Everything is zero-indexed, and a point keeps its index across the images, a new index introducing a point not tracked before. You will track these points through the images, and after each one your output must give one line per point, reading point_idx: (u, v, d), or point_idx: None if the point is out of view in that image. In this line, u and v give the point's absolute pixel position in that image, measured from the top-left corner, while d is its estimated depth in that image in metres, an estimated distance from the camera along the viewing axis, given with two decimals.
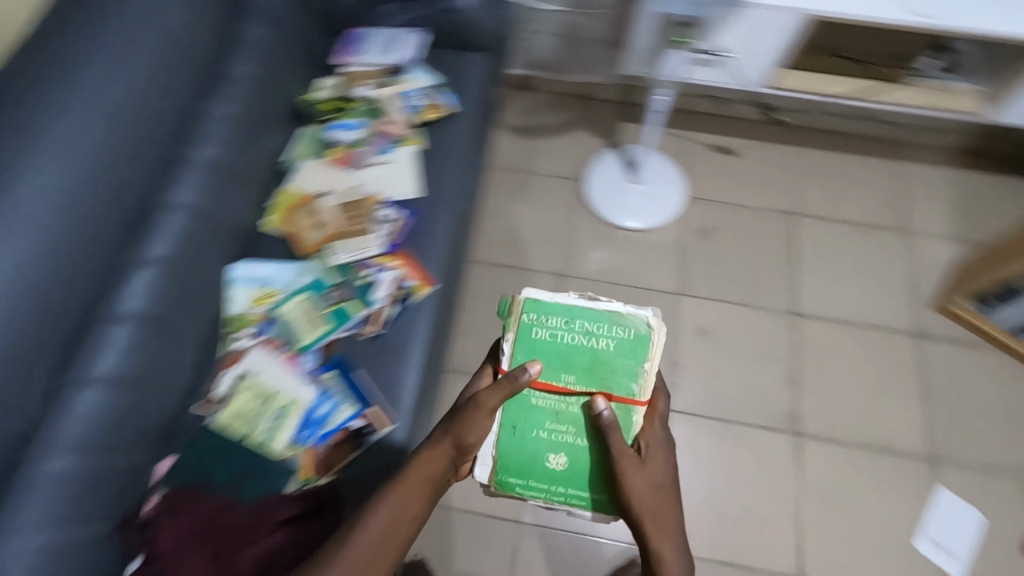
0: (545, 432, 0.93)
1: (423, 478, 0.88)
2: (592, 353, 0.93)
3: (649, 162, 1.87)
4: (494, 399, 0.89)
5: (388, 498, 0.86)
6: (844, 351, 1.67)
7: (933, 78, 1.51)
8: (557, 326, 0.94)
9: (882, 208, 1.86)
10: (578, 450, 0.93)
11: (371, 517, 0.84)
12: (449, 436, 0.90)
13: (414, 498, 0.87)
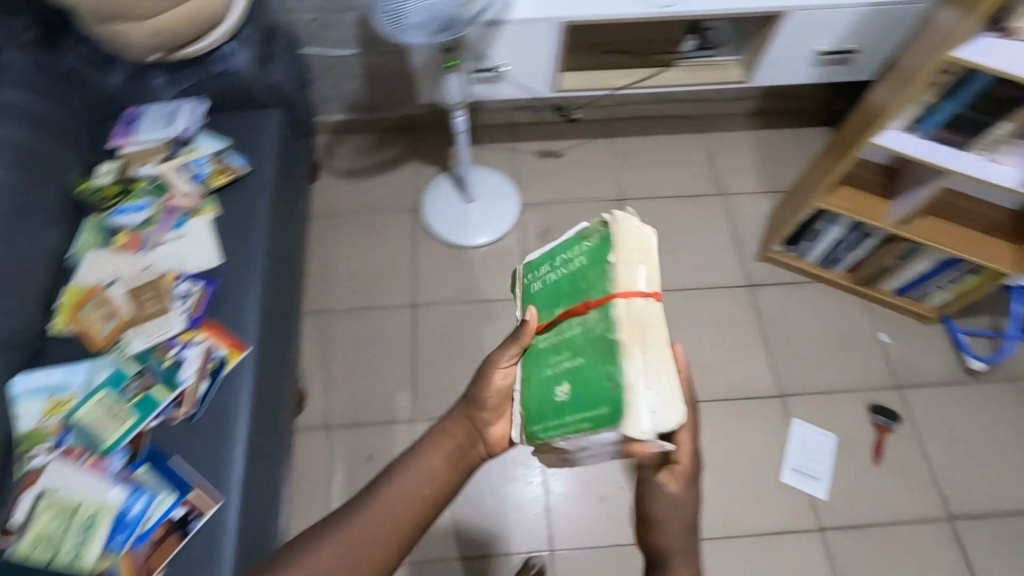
0: (550, 367, 0.79)
1: (444, 446, 0.87)
2: (577, 275, 0.81)
3: (480, 180, 1.94)
4: (506, 356, 0.86)
5: (410, 462, 0.85)
6: (688, 315, 1.79)
7: (695, 57, 1.68)
8: (544, 272, 0.86)
9: (697, 179, 2.03)
10: (581, 370, 0.76)
11: (394, 479, 0.84)
12: (469, 397, 0.90)
13: (433, 467, 0.85)
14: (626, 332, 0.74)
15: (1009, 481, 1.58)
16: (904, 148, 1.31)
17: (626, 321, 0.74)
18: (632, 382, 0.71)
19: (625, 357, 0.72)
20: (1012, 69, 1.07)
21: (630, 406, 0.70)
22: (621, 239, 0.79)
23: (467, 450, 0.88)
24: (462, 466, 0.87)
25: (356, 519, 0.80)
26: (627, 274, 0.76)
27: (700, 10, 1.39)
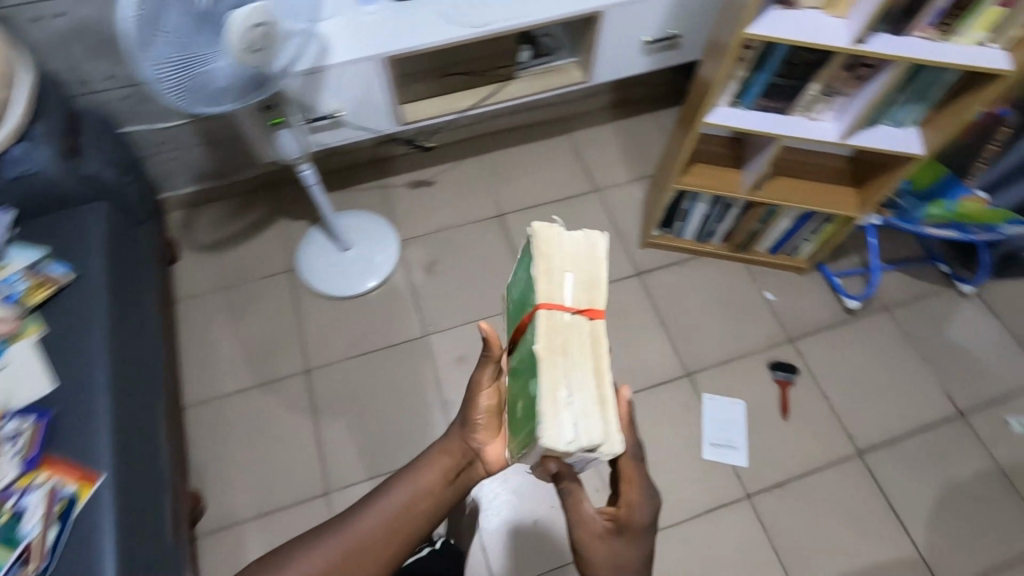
0: (516, 385, 0.82)
1: (439, 465, 0.93)
2: (523, 289, 0.83)
3: (354, 227, 1.88)
4: (485, 377, 0.89)
5: (409, 475, 0.94)
6: None
7: (534, 65, 1.69)
8: (509, 295, 0.89)
9: (571, 180, 2.06)
10: (522, 388, 0.78)
11: (393, 490, 0.94)
12: (461, 419, 0.92)
13: (428, 483, 0.93)
14: (549, 344, 0.75)
15: (904, 404, 1.68)
16: (734, 122, 1.36)
17: (548, 332, 0.75)
18: (555, 394, 0.72)
19: (546, 369, 0.73)
20: (802, 37, 1.14)
21: (551, 417, 0.70)
22: (546, 250, 0.79)
23: (462, 470, 0.93)
24: (458, 486, 0.93)
25: (356, 527, 0.92)
26: (550, 285, 0.77)
27: (519, 24, 1.41)
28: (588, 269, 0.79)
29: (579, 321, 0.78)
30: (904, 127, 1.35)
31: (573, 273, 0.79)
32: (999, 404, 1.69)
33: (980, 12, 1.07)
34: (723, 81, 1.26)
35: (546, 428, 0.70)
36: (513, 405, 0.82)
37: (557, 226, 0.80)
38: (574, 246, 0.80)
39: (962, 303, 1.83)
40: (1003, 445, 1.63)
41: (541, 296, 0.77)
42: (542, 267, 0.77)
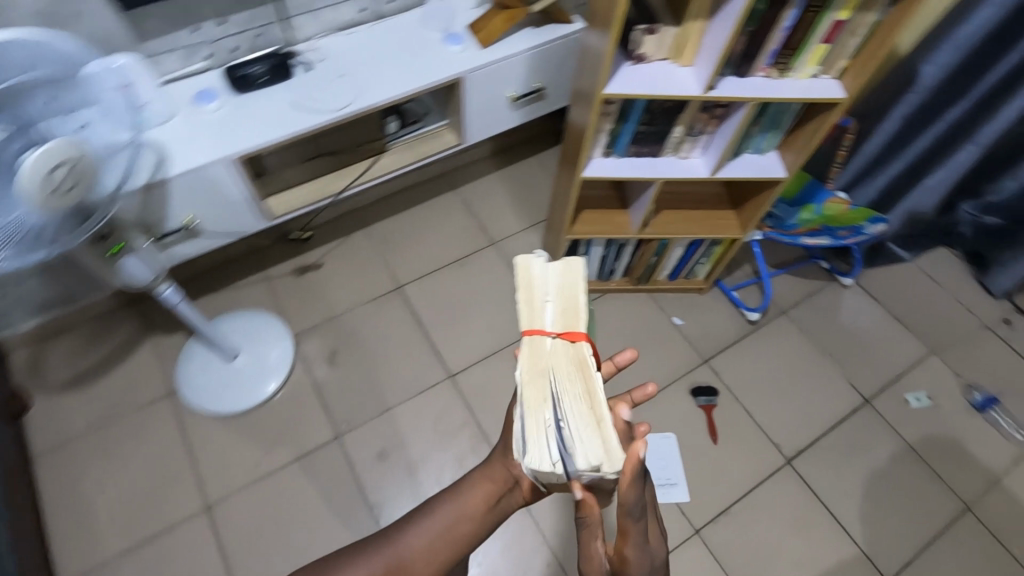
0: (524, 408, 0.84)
1: (483, 489, 0.91)
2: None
3: (238, 331, 1.71)
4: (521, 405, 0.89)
5: (454, 495, 0.91)
6: (506, 378, 1.74)
7: (405, 134, 1.63)
8: None
9: (467, 236, 1.99)
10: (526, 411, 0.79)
11: (439, 508, 0.90)
12: (502, 445, 0.92)
13: (474, 505, 0.90)
14: (531, 369, 0.77)
15: (816, 403, 1.75)
16: (610, 171, 1.37)
17: (530, 357, 0.77)
18: (539, 414, 0.74)
19: (527, 393, 0.76)
20: (656, 90, 1.16)
21: (531, 438, 0.73)
22: (526, 278, 0.80)
23: (503, 495, 0.91)
24: (499, 511, 0.91)
25: (405, 542, 0.87)
26: (529, 313, 0.79)
27: (378, 102, 1.35)
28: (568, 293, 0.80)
29: (562, 345, 0.78)
30: (764, 154, 1.42)
31: (553, 297, 0.80)
32: (896, 383, 1.80)
33: (810, 50, 1.13)
34: (592, 137, 1.26)
35: (528, 449, 0.73)
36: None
37: (535, 257, 0.80)
38: (555, 271, 0.81)
39: (846, 294, 1.95)
40: (907, 423, 1.74)
41: (525, 321, 0.79)
42: (520, 294, 0.78)
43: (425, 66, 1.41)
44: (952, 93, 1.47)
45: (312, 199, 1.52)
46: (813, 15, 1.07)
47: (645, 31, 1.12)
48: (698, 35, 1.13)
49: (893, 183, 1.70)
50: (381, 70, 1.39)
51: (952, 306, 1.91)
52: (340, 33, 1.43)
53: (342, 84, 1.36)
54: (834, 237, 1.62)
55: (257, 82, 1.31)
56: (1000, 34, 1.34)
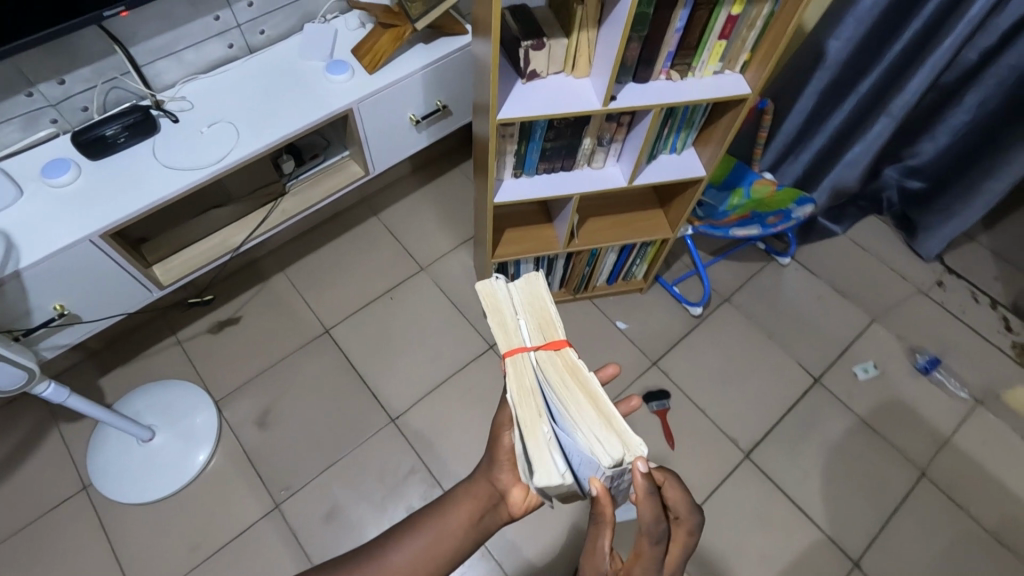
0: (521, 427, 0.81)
1: (469, 505, 0.85)
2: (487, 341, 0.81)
3: (153, 407, 1.57)
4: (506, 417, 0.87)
5: (435, 513, 0.84)
6: (452, 413, 1.65)
7: (305, 173, 1.49)
8: None
9: (393, 265, 1.88)
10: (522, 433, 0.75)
11: (421, 525, 0.83)
12: (488, 459, 0.87)
13: (456, 522, 0.83)
14: (520, 386, 0.74)
15: (767, 390, 1.73)
16: (524, 194, 1.28)
17: (517, 374, 0.74)
18: (539, 428, 0.70)
19: (523, 410, 0.72)
20: (553, 108, 1.07)
21: (538, 453, 0.68)
22: (493, 302, 0.78)
23: (488, 510, 0.85)
24: (483, 529, 0.84)
25: (384, 561, 0.79)
26: (505, 332, 0.76)
27: (259, 148, 1.22)
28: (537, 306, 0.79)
29: (546, 356, 0.76)
30: (681, 153, 1.36)
31: (526, 312, 0.78)
32: (843, 358, 1.79)
33: (708, 47, 1.06)
34: (494, 158, 1.17)
35: (537, 467, 0.68)
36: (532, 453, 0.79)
37: (495, 278, 0.79)
38: (518, 289, 0.80)
39: (785, 273, 1.93)
40: (858, 397, 1.73)
41: (503, 345, 0.77)
42: (492, 316, 0.77)
43: (308, 101, 1.29)
44: (861, 66, 1.42)
45: (206, 260, 1.38)
46: (705, 11, 1.00)
47: (531, 47, 1.02)
48: (589, 44, 1.04)
49: (819, 157, 1.67)
50: (260, 111, 1.26)
51: (888, 271, 1.90)
52: (210, 74, 1.29)
53: (215, 133, 1.22)
54: (764, 226, 1.56)
55: (115, 143, 1.16)
56: (901, 1, 1.28)
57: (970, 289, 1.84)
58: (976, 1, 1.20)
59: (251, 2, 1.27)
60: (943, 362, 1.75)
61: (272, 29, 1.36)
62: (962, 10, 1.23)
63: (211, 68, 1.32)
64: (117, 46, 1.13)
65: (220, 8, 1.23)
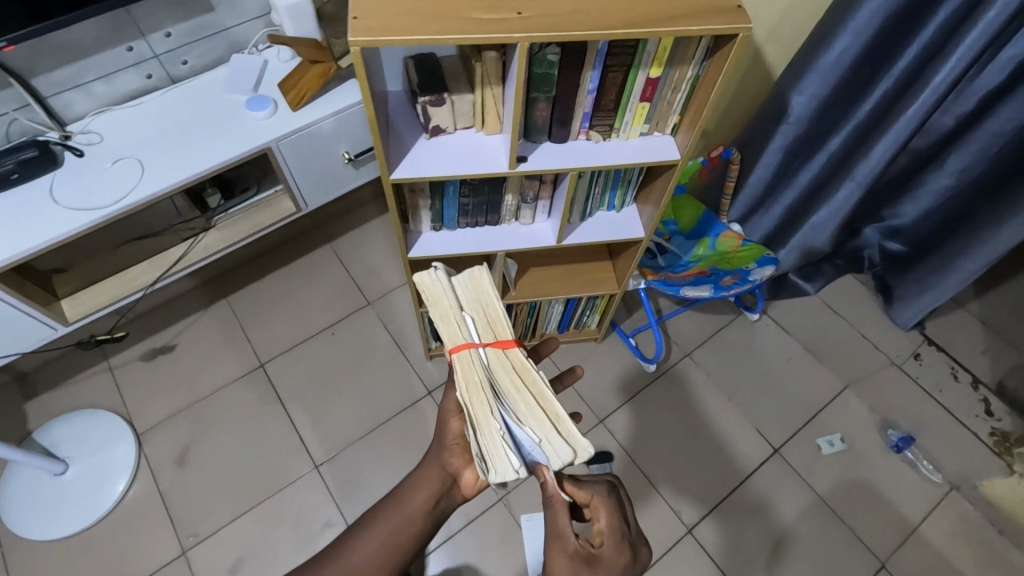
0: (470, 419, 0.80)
1: (421, 494, 0.85)
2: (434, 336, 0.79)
3: (72, 438, 1.52)
4: (451, 405, 0.85)
5: (393, 505, 0.85)
6: (380, 462, 1.57)
7: (234, 207, 1.42)
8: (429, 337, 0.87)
9: (340, 298, 1.80)
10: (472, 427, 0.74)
11: (377, 519, 0.84)
12: (434, 446, 0.88)
13: (414, 511, 0.84)
14: (469, 384, 0.72)
15: (720, 459, 1.60)
16: (440, 248, 1.20)
17: (464, 371, 0.72)
18: (490, 425, 0.69)
19: (473, 406, 0.71)
20: (455, 167, 0.98)
21: (493, 450, 0.68)
22: (438, 296, 0.76)
23: (444, 495, 0.86)
24: (442, 512, 0.86)
25: (344, 560, 0.81)
26: (449, 328, 0.75)
27: (162, 188, 1.15)
28: (482, 302, 0.77)
29: (494, 354, 0.74)
30: (620, 211, 1.26)
31: (474, 306, 0.76)
32: (808, 427, 1.65)
33: (629, 109, 0.96)
34: (400, 223, 1.11)
35: (491, 464, 0.67)
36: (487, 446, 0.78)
37: (436, 271, 0.76)
38: (463, 283, 0.78)
39: (755, 329, 1.79)
40: (818, 473, 1.59)
41: (449, 340, 0.75)
42: (434, 312, 0.75)
43: (222, 138, 1.22)
44: (831, 120, 1.28)
45: (117, 296, 1.31)
46: (619, 73, 0.90)
47: (429, 102, 0.93)
48: (496, 101, 0.95)
49: (790, 214, 1.53)
50: (170, 147, 1.20)
51: (866, 335, 1.74)
52: (124, 106, 1.24)
53: (118, 170, 1.16)
54: (717, 287, 1.44)
55: (8, 179, 1.11)
56: (870, 57, 1.14)
57: (950, 364, 1.68)
58: (941, 69, 1.06)
59: (168, 33, 1.21)
60: (915, 440, 1.60)
61: (196, 59, 1.29)
62: (928, 77, 1.09)
63: (128, 99, 1.27)
64: (11, 79, 1.09)
65: (133, 38, 1.18)
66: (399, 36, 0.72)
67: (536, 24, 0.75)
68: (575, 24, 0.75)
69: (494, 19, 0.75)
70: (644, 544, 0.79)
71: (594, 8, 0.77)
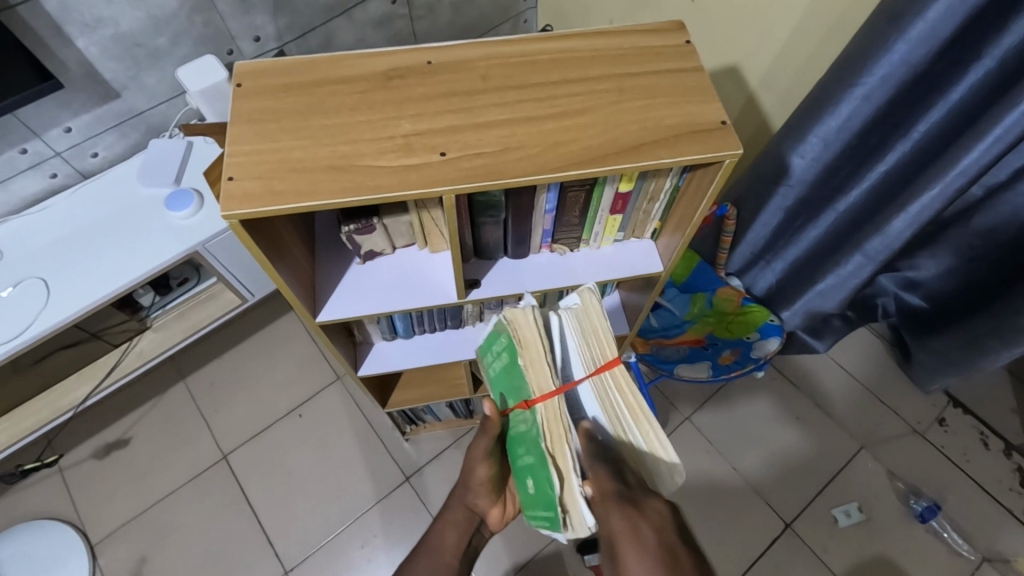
0: (523, 462, 0.68)
1: (454, 534, 0.77)
2: (508, 372, 0.69)
3: (20, 557, 1.41)
4: (480, 449, 0.74)
5: (422, 551, 0.75)
6: (352, 562, 1.44)
7: (172, 301, 1.28)
8: (492, 361, 0.74)
9: (308, 373, 1.66)
10: (530, 473, 0.66)
11: (413, 560, 0.75)
12: (460, 480, 0.78)
13: (449, 553, 0.75)
14: (553, 436, 0.62)
15: (729, 538, 1.42)
16: (393, 362, 1.05)
17: (549, 423, 0.63)
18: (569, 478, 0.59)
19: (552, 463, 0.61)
20: (396, 302, 0.81)
21: (570, 504, 0.59)
22: (529, 338, 0.65)
23: (473, 535, 0.79)
24: (471, 551, 0.79)
25: None
26: (538, 371, 0.64)
27: (72, 314, 1.00)
28: (586, 341, 0.65)
29: (599, 382, 0.63)
30: (599, 301, 1.11)
31: (573, 333, 0.67)
32: (820, 496, 1.46)
33: (598, 222, 0.80)
34: (338, 351, 0.95)
35: (570, 519, 0.59)
36: (526, 479, 0.67)
37: (531, 311, 0.65)
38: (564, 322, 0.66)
39: (760, 382, 1.61)
40: (834, 550, 1.41)
41: (535, 389, 0.64)
42: (524, 356, 0.65)
43: (141, 244, 1.07)
44: (836, 182, 1.11)
45: (41, 420, 1.19)
46: (580, 192, 0.74)
47: (356, 231, 0.76)
48: (436, 223, 0.79)
49: (791, 274, 1.34)
50: (77, 259, 1.05)
51: (884, 392, 1.58)
52: (27, 213, 1.10)
53: (21, 295, 1.02)
54: (715, 368, 1.33)
55: None
56: (879, 122, 0.98)
57: (977, 428, 1.52)
58: (972, 151, 0.87)
59: (69, 128, 1.06)
60: (940, 507, 1.42)
61: (107, 149, 1.14)
62: (954, 155, 0.90)
63: (34, 203, 1.12)
64: None
65: (27, 139, 1.03)
66: (311, 204, 0.59)
67: (464, 173, 0.61)
68: (510, 169, 0.61)
69: (408, 166, 0.61)
70: (657, 497, 0.56)
71: (534, 145, 0.63)
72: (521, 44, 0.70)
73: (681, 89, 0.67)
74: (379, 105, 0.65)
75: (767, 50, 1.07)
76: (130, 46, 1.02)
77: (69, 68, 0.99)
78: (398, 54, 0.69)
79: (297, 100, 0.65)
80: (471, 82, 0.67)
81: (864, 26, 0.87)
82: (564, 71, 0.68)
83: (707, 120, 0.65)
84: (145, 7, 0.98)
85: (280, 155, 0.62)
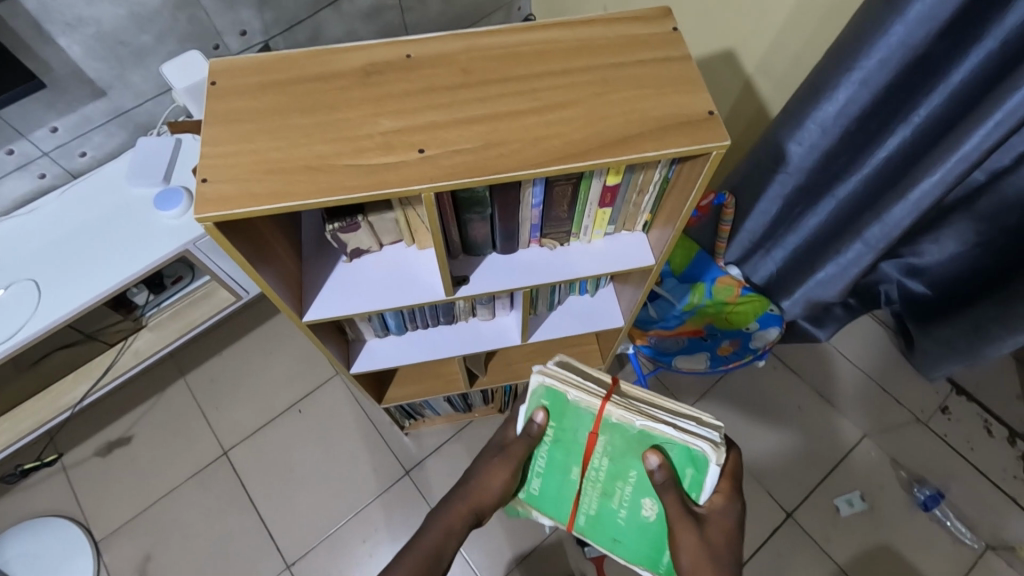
0: (624, 506, 0.73)
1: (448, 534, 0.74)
2: (561, 440, 0.73)
3: (27, 556, 1.42)
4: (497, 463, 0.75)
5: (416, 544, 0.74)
6: (354, 556, 1.44)
7: (167, 300, 1.28)
8: (536, 468, 0.76)
9: (308, 369, 1.66)
10: (642, 485, 0.71)
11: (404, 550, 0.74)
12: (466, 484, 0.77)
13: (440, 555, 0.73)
14: (640, 416, 0.69)
15: None
16: (387, 360, 1.04)
17: (627, 410, 0.69)
18: (695, 439, 0.67)
19: (672, 436, 0.67)
20: (384, 301, 0.80)
21: (710, 447, 0.66)
22: (562, 378, 0.72)
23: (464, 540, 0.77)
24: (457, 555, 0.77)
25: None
26: (587, 393, 0.71)
27: (64, 315, 1.00)
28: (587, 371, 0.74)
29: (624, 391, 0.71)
30: (594, 294, 1.09)
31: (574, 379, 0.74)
32: (823, 486, 1.46)
33: (587, 215, 0.79)
34: (329, 351, 0.94)
35: (713, 453, 0.66)
36: (642, 502, 0.72)
37: (551, 366, 0.72)
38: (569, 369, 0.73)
39: (763, 373, 1.59)
40: (837, 538, 1.40)
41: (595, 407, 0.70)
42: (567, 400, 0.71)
43: (132, 244, 1.06)
44: (835, 169, 1.08)
45: (40, 421, 1.20)
46: (567, 185, 0.72)
47: (340, 229, 0.75)
48: (421, 221, 0.77)
49: (791, 263, 1.32)
50: (68, 260, 1.05)
51: (888, 381, 1.56)
52: (17, 215, 1.10)
53: (12, 297, 1.01)
54: (714, 358, 1.28)
55: None
56: (878, 107, 0.95)
57: (980, 416, 1.50)
58: (973, 136, 0.84)
59: (54, 128, 1.05)
60: (943, 496, 1.41)
61: (96, 149, 1.14)
62: (954, 140, 0.88)
63: (24, 204, 1.12)
64: None
65: (13, 140, 1.02)
66: (286, 205, 0.58)
67: (443, 171, 0.60)
68: (491, 165, 0.60)
69: (386, 164, 0.60)
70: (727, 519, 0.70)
71: (516, 140, 0.61)
72: (503, 36, 0.68)
73: (667, 80, 0.65)
74: (357, 102, 0.63)
75: (763, 35, 1.04)
76: (114, 45, 1.01)
77: (51, 68, 0.97)
78: (377, 48, 0.67)
79: (274, 101, 0.63)
80: (451, 76, 0.65)
81: (862, 8, 0.84)
82: (547, 63, 0.66)
83: (694, 111, 0.63)
84: (126, 4, 0.97)
85: (257, 155, 0.60)
